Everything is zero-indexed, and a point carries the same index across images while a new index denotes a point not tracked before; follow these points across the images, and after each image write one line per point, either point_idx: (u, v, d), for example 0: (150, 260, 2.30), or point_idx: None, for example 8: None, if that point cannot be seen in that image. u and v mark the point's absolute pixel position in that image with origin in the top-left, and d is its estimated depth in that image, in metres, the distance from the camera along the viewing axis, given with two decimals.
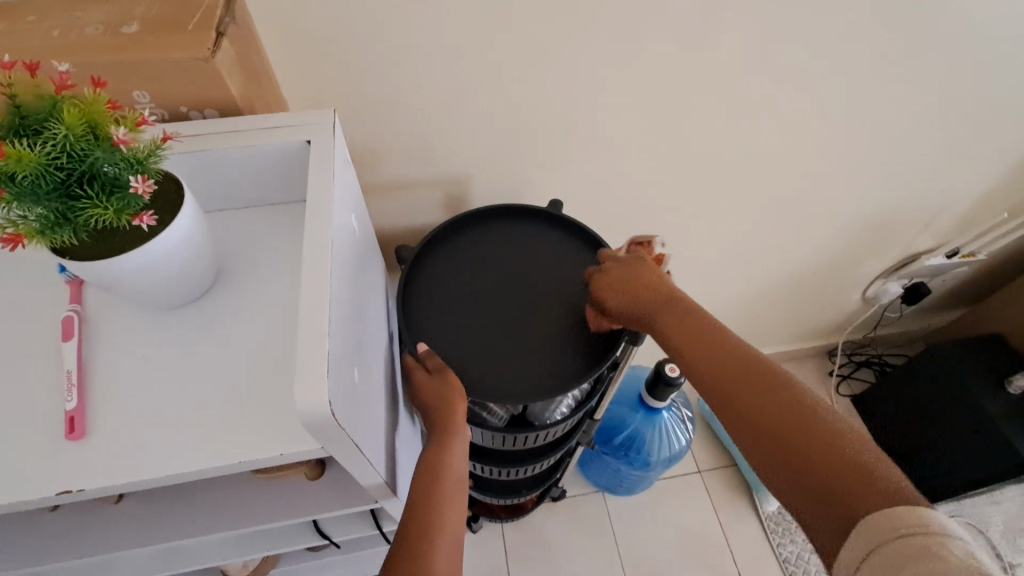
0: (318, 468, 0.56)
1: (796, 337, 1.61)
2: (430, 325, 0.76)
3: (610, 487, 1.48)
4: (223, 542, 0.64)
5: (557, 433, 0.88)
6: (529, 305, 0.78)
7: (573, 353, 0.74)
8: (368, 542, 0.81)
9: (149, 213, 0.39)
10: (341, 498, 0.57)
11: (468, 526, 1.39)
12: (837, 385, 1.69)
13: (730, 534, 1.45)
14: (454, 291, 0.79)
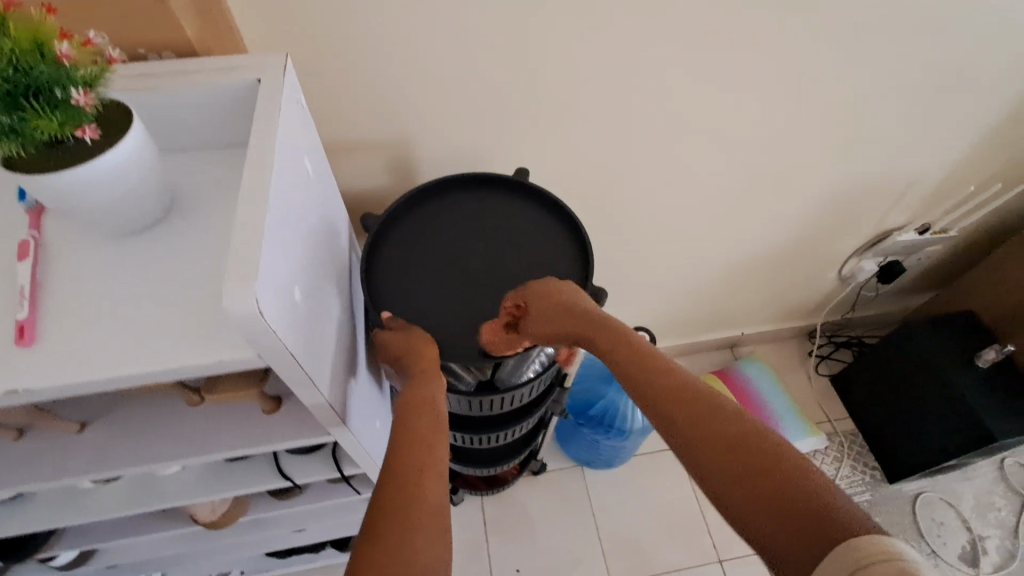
0: (275, 402, 0.58)
1: (776, 316, 1.63)
2: (394, 291, 0.77)
3: (588, 462, 1.49)
4: (195, 480, 0.67)
5: (526, 398, 0.89)
6: (493, 274, 0.79)
7: None
8: (335, 493, 0.82)
9: (94, 128, 0.41)
10: (298, 431, 0.59)
11: (448, 498, 1.41)
12: (817, 366, 1.70)
13: (706, 509, 1.46)
14: (419, 259, 0.79)
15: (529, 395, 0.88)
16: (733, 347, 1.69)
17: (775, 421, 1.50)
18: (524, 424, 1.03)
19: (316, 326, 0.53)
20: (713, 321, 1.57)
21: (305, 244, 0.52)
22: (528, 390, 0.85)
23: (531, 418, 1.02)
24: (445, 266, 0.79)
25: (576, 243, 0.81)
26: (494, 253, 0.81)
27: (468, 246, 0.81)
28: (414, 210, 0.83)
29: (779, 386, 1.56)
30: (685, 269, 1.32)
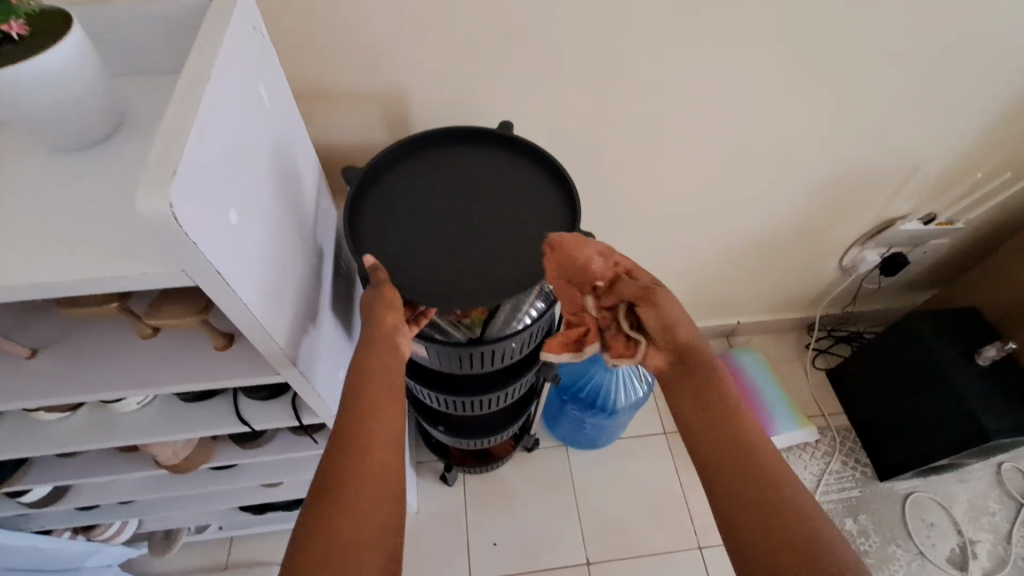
0: (227, 339, 0.58)
1: (773, 306, 1.59)
2: (374, 241, 0.71)
3: (574, 441, 1.48)
4: (150, 421, 0.67)
5: (512, 361, 0.81)
6: (478, 229, 0.72)
7: (521, 267, 0.69)
8: (296, 446, 0.81)
9: (23, 24, 0.41)
10: (249, 368, 0.58)
11: (443, 479, 1.41)
12: (814, 359, 1.66)
13: (690, 495, 1.44)
14: (398, 214, 0.73)
15: (516, 357, 0.80)
16: (728, 336, 1.66)
17: (768, 409, 1.47)
18: (510, 394, 0.93)
19: (260, 259, 0.49)
20: (708, 307, 1.54)
21: (258, 176, 0.50)
22: (518, 349, 0.78)
23: (517, 389, 0.93)
24: (430, 219, 0.73)
25: (569, 204, 0.73)
26: (486, 211, 0.74)
27: (457, 201, 0.74)
28: (405, 160, 0.77)
29: (774, 376, 1.53)
30: (678, 249, 1.29)
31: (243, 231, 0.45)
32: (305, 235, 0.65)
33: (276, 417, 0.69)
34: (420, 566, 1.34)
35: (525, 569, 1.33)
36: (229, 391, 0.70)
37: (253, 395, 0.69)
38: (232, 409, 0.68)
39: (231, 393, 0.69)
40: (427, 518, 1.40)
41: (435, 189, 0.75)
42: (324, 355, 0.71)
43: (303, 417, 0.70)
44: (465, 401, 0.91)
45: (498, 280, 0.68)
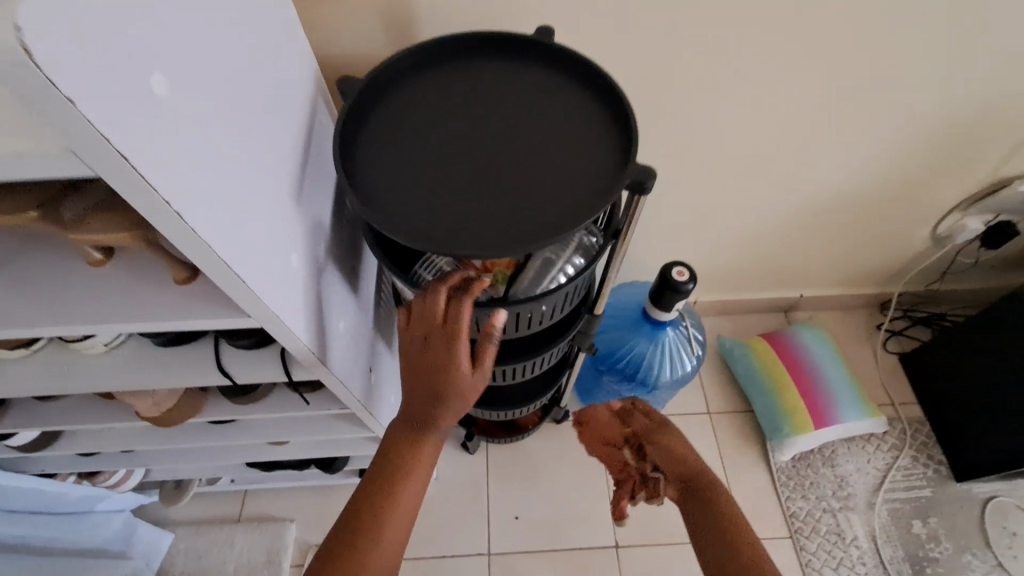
0: (189, 271, 0.48)
1: (844, 279, 1.40)
2: (375, 167, 0.58)
3: None
4: (117, 369, 0.57)
5: (540, 328, 0.67)
6: (505, 158, 0.58)
7: (554, 206, 0.55)
8: (286, 406, 0.71)
9: None
10: (213, 307, 0.48)
11: (464, 446, 1.32)
12: (886, 342, 1.46)
13: (735, 483, 1.27)
14: (406, 137, 0.60)
15: (547, 324, 0.66)
16: (788, 311, 1.48)
17: (831, 394, 1.26)
18: (538, 364, 0.80)
19: (198, 159, 0.39)
20: (767, 276, 1.36)
21: (194, 49, 0.40)
22: (550, 313, 0.64)
23: (545, 360, 0.79)
24: (447, 145, 0.59)
25: (620, 130, 0.58)
26: (516, 138, 0.59)
27: (482, 126, 0.60)
28: (420, 73, 0.64)
29: (840, 358, 1.32)
30: (742, 207, 1.11)
31: (160, 114, 0.35)
32: (290, 148, 0.55)
33: (263, 369, 0.60)
34: (436, 536, 1.27)
35: (547, 547, 1.25)
36: (209, 336, 0.60)
37: (235, 344, 0.59)
38: (212, 359, 0.58)
39: (212, 338, 0.60)
40: (444, 486, 1.32)
41: (455, 108, 0.62)
42: (320, 299, 0.61)
43: (292, 372, 0.60)
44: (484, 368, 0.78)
45: (527, 222, 0.54)
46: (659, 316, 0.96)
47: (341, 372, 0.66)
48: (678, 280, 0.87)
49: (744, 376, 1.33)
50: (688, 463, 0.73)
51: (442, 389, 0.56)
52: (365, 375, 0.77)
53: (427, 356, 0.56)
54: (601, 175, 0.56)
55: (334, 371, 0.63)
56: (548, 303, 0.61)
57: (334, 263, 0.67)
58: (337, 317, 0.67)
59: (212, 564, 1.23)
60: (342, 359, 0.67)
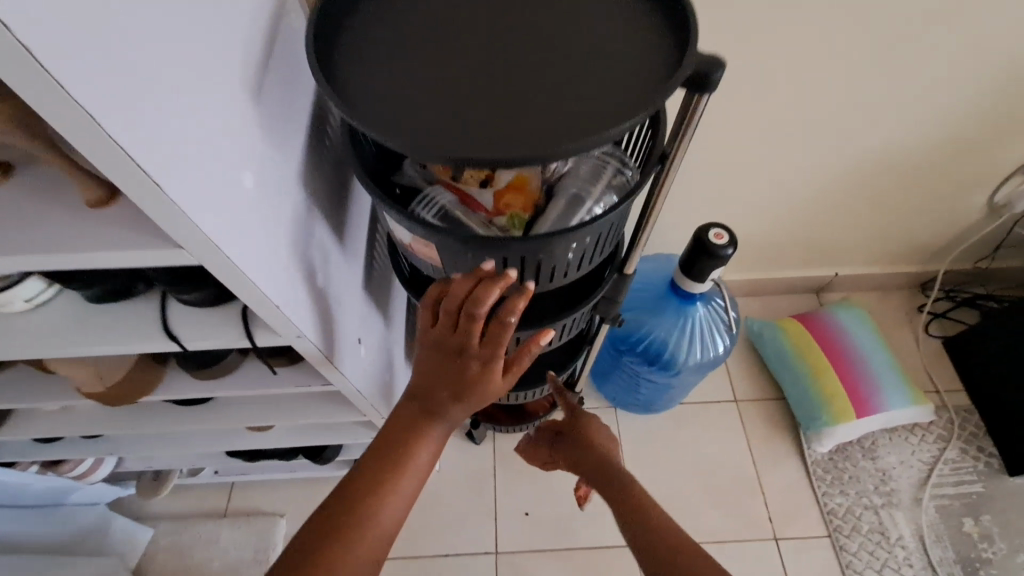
0: (103, 194, 0.39)
1: (883, 255, 1.28)
2: (361, 65, 0.45)
3: (625, 404, 1.23)
4: (44, 330, 0.46)
5: (563, 282, 0.54)
6: (528, 52, 0.45)
7: (593, 108, 0.42)
8: (257, 383, 0.60)
9: None
10: (135, 239, 0.39)
11: (469, 435, 1.22)
12: (928, 324, 1.33)
13: (764, 476, 1.17)
14: (400, 30, 0.47)
15: (572, 277, 0.54)
16: (821, 292, 1.36)
17: (872, 379, 1.15)
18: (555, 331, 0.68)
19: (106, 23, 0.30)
20: (800, 252, 1.25)
21: None
22: (577, 262, 0.52)
23: (565, 327, 0.67)
24: (451, 38, 0.46)
25: (674, 24, 0.46)
26: (541, 30, 0.46)
27: (496, 16, 0.47)
28: None
29: (880, 339, 1.21)
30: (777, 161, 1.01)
31: None
32: (249, 42, 0.44)
33: (218, 335, 0.48)
34: (439, 532, 1.17)
35: (560, 546, 1.14)
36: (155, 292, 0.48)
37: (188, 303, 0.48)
38: (158, 320, 0.47)
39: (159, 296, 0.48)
40: (448, 478, 1.22)
41: None
42: (289, 243, 0.50)
43: (253, 337, 0.49)
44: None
45: (559, 125, 0.42)
46: (692, 288, 0.84)
47: (321, 338, 0.55)
48: (715, 243, 0.75)
49: (775, 360, 1.22)
50: (597, 447, 0.77)
51: (464, 383, 0.48)
52: (354, 346, 0.65)
53: (449, 344, 0.47)
54: (653, 73, 0.44)
55: (306, 334, 0.52)
56: (580, 244, 0.49)
57: (314, 204, 0.55)
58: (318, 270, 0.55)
59: (194, 562, 1.13)
60: (321, 321, 0.56)
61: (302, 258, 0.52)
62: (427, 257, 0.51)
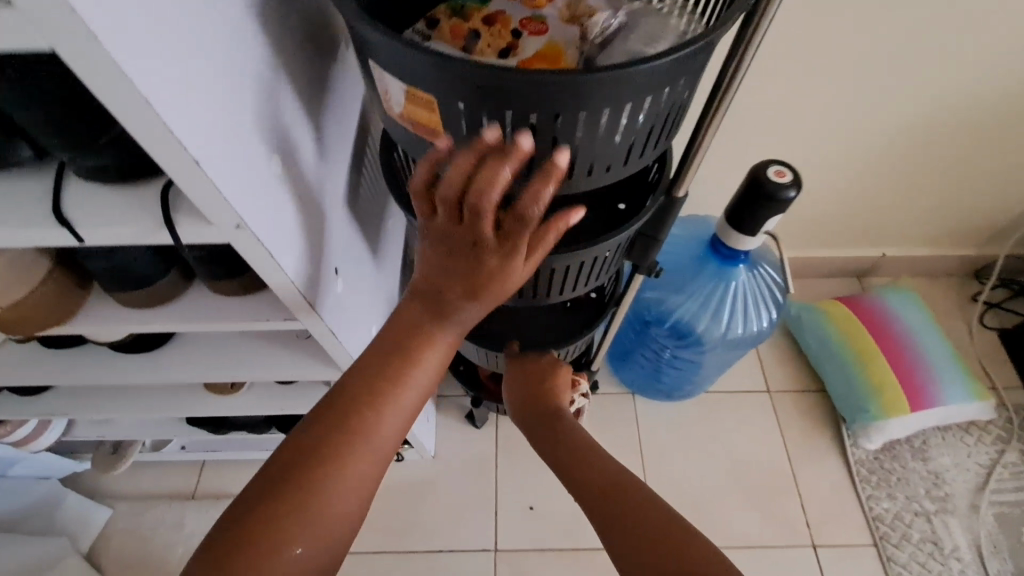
0: None
1: (937, 234, 1.15)
2: None
3: (646, 389, 1.10)
4: None
5: (603, 183, 0.43)
6: None
7: None
8: (204, 313, 0.46)
9: None
10: None
11: (471, 417, 1.10)
12: (982, 315, 1.19)
13: (799, 475, 1.04)
14: None
15: (613, 177, 0.43)
16: (864, 276, 1.23)
17: (927, 368, 1.02)
18: (581, 269, 0.55)
19: None
20: (845, 228, 1.12)
21: None
22: (627, 148, 0.41)
23: (599, 264, 0.56)
24: None
25: None
26: None
27: None
28: None
29: (936, 326, 1.08)
30: (832, 113, 0.90)
31: None
32: None
33: (123, 223, 0.36)
34: (433, 525, 1.04)
35: (568, 546, 1.01)
36: (51, 164, 0.37)
37: (85, 176, 0.36)
38: (50, 199, 0.36)
39: (55, 168, 0.37)
40: (444, 465, 1.09)
41: None
42: (244, 103, 0.37)
43: (175, 225, 0.36)
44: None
45: None
46: (739, 245, 0.71)
47: (280, 243, 0.41)
48: (776, 181, 0.62)
49: (816, 346, 1.09)
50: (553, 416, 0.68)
51: (470, 266, 0.40)
52: (332, 278, 0.52)
53: (451, 247, 0.40)
54: None
55: (253, 226, 0.38)
56: (645, 104, 0.37)
57: (292, 75, 0.43)
58: (285, 158, 0.42)
59: (156, 548, 1.00)
60: (283, 225, 0.42)
61: (262, 130, 0.39)
62: (425, 133, 0.40)
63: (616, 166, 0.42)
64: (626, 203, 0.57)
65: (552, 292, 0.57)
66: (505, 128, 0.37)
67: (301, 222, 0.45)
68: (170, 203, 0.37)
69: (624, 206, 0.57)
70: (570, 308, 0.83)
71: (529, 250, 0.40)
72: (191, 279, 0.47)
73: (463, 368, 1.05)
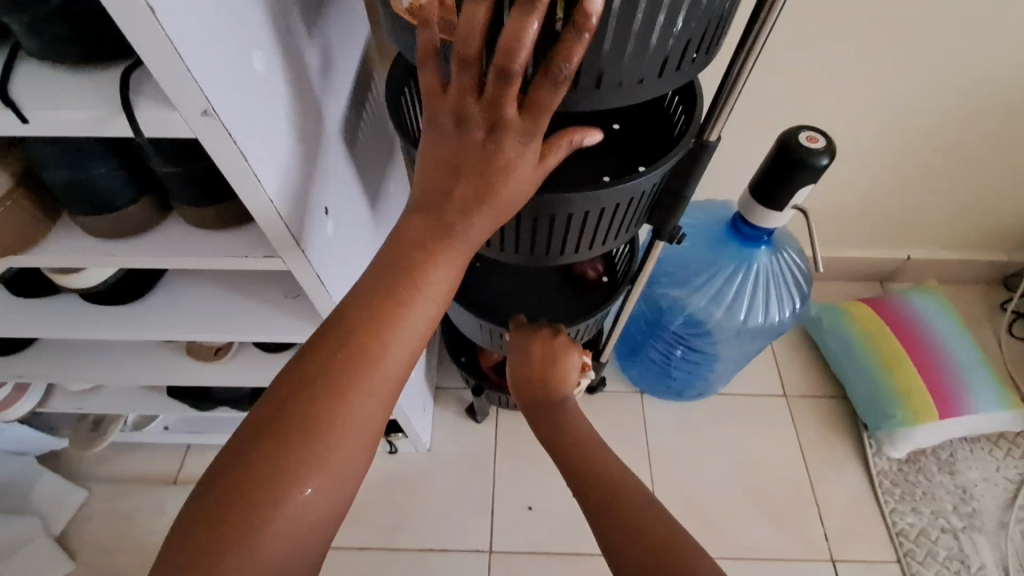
0: None
1: (965, 237, 1.09)
2: None
3: (657, 387, 1.05)
4: None
5: (634, 102, 0.39)
6: None
7: None
8: (172, 243, 0.42)
9: None
10: None
11: (472, 411, 1.04)
12: (1012, 325, 1.13)
13: (816, 484, 0.98)
14: None
15: (645, 95, 0.39)
16: (887, 280, 1.17)
17: (956, 374, 0.96)
18: (600, 221, 0.50)
19: None
20: (870, 226, 1.07)
21: None
22: (664, 57, 0.37)
23: (625, 218, 0.52)
24: None
25: None
26: None
27: None
28: None
29: (966, 332, 1.01)
30: (864, 102, 0.85)
31: None
32: None
33: (73, 105, 0.31)
34: (426, 521, 0.98)
35: (568, 550, 0.95)
36: (5, 47, 0.33)
37: (37, 56, 0.32)
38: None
39: (8, 49, 0.33)
40: (440, 460, 1.03)
41: None
42: None
43: (133, 109, 0.31)
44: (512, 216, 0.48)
45: None
46: (764, 222, 0.66)
47: (264, 153, 0.37)
48: (808, 147, 0.58)
49: (839, 349, 1.03)
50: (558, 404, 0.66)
51: (488, 168, 0.39)
52: (322, 216, 0.48)
53: (469, 123, 0.38)
54: None
55: (225, 115, 0.33)
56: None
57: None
58: (275, 61, 0.38)
59: (133, 533, 0.95)
60: (272, 138, 0.38)
61: (251, 19, 0.35)
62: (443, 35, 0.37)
63: (650, 78, 0.38)
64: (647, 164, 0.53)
65: (564, 249, 0.52)
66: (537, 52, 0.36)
67: (292, 141, 0.41)
68: (132, 85, 0.32)
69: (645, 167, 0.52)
70: (577, 289, 0.79)
71: (543, 158, 0.40)
72: (164, 213, 0.43)
73: (464, 360, 0.99)
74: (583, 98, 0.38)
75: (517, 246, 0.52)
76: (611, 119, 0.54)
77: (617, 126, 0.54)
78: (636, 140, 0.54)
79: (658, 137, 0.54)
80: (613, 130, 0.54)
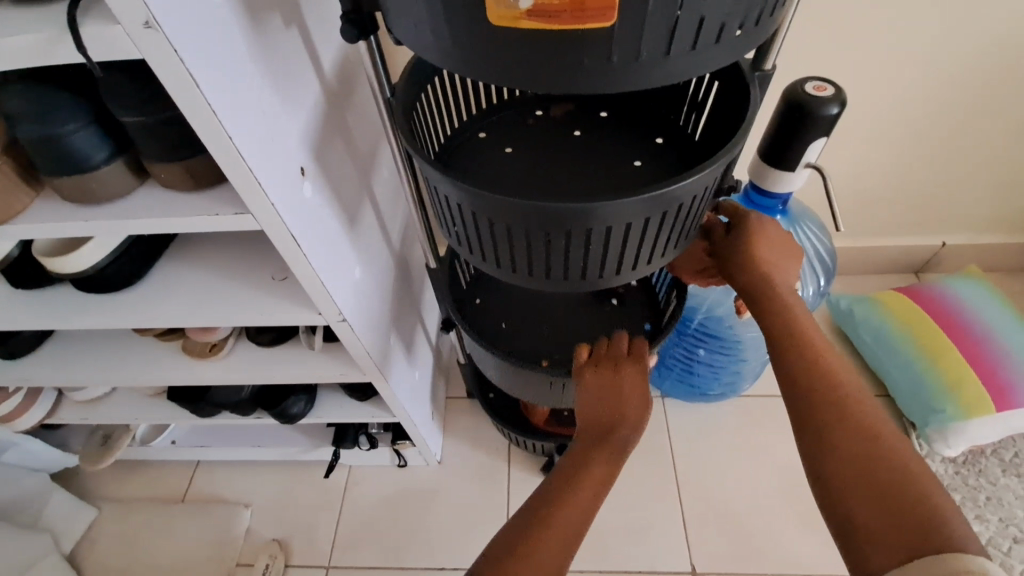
0: None
1: (1005, 220, 1.02)
2: None
3: (692, 390, 0.97)
4: None
5: (772, 31, 0.35)
6: None
7: None
8: (152, 206, 0.43)
9: None
10: None
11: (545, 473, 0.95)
12: None
13: None
14: None
15: (775, 24, 0.35)
16: (922, 270, 1.10)
17: (1012, 363, 0.87)
18: (670, 225, 0.43)
19: None
20: (898, 212, 1.01)
21: None
22: None
23: (695, 206, 0.44)
24: None
25: None
26: None
27: None
28: None
29: (1019, 320, 0.92)
30: (879, 79, 0.81)
31: None
32: None
33: (20, 32, 0.32)
34: (438, 540, 0.92)
35: (592, 567, 0.86)
36: None
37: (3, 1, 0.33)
38: None
39: None
40: (451, 473, 0.98)
41: None
42: None
43: (79, 27, 0.31)
44: (554, 236, 0.41)
45: None
46: (778, 186, 0.61)
47: (222, 91, 0.36)
48: (815, 96, 0.55)
49: (877, 348, 0.95)
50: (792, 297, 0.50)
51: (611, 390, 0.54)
52: (296, 176, 0.46)
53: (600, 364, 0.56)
54: None
55: (169, 31, 0.32)
56: None
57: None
58: (246, 16, 0.39)
59: (139, 553, 0.92)
60: (231, 77, 0.37)
61: None
62: (571, 24, 0.29)
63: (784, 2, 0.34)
64: (663, 137, 0.52)
65: (614, 263, 0.44)
66: (711, 19, 0.30)
67: (261, 88, 0.41)
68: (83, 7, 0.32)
69: (663, 141, 0.52)
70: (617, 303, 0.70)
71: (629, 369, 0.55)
72: (141, 175, 0.44)
73: (516, 426, 0.89)
74: (751, 43, 0.34)
75: (564, 270, 0.44)
76: (598, 107, 0.54)
77: (606, 113, 0.53)
78: (630, 117, 0.53)
79: (657, 110, 0.53)
80: (602, 117, 0.53)
